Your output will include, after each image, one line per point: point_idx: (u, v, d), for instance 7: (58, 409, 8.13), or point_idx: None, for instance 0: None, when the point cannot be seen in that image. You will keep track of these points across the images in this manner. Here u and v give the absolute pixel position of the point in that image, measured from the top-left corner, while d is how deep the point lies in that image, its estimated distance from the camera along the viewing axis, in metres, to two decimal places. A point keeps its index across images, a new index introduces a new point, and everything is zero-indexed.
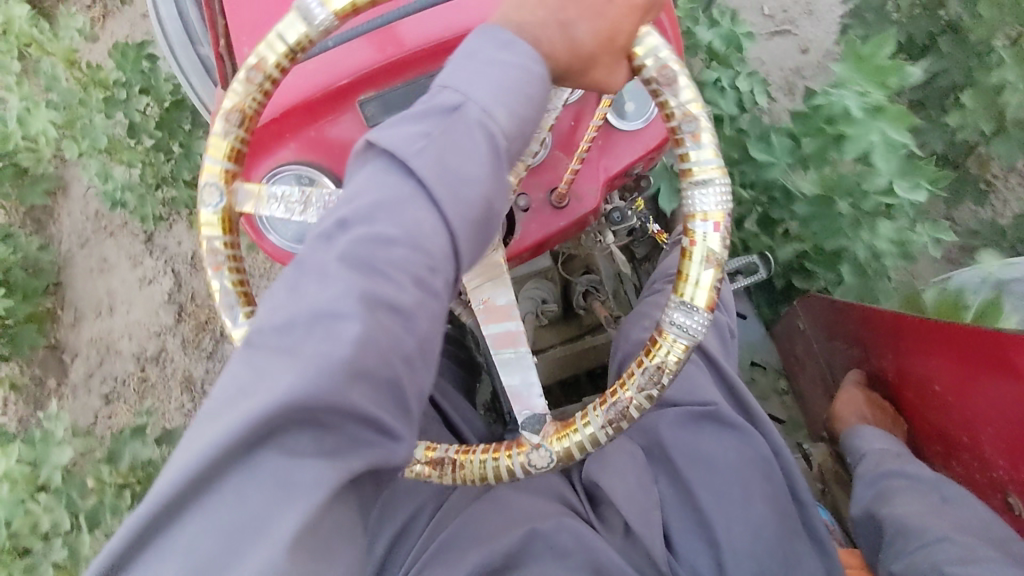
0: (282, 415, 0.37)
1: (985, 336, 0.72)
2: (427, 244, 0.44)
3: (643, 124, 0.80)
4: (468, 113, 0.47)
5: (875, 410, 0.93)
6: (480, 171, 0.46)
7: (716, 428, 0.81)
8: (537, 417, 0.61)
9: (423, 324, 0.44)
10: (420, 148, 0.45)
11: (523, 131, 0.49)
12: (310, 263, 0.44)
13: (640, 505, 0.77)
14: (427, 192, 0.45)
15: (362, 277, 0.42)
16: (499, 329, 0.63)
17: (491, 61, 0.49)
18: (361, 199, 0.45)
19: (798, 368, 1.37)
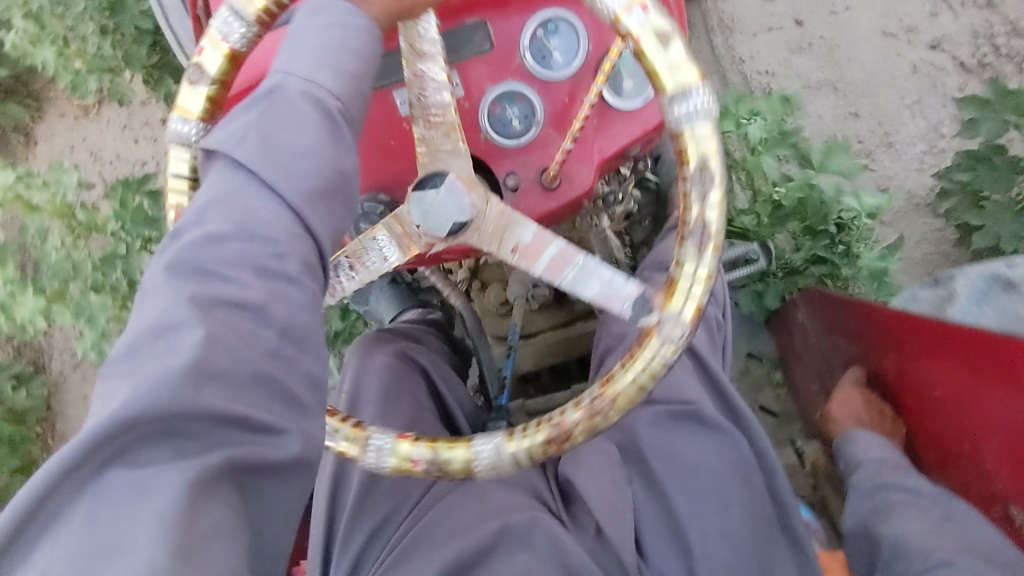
0: (136, 420, 0.38)
1: (993, 342, 0.68)
2: (266, 229, 0.45)
3: (642, 103, 0.75)
4: (290, 88, 0.49)
5: (872, 414, 0.91)
6: (310, 141, 0.48)
7: (696, 429, 0.77)
8: (639, 301, 0.56)
9: (290, 311, 0.45)
10: (242, 139, 0.47)
11: (356, 91, 0.51)
12: (153, 279, 0.45)
13: (613, 507, 0.74)
14: (258, 178, 0.46)
15: (195, 282, 0.44)
16: (548, 254, 0.58)
17: (314, 32, 0.50)
18: (199, 206, 0.47)
19: (794, 360, 1.34)
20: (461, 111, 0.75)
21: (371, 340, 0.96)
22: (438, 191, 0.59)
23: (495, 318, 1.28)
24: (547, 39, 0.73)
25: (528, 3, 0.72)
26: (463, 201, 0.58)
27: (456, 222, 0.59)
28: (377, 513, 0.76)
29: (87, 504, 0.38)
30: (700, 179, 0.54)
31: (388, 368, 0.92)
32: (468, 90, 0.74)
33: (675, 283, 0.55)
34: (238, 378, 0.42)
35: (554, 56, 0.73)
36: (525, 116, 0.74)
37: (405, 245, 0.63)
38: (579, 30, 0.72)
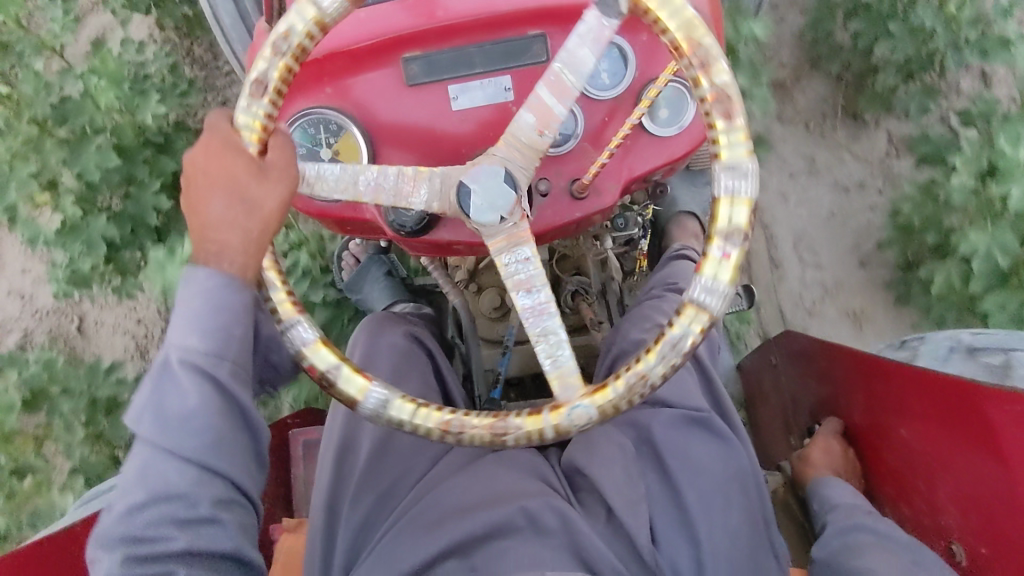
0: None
1: (963, 386, 0.74)
2: (173, 492, 0.57)
3: (676, 132, 0.81)
4: (171, 362, 0.58)
5: (838, 454, 0.98)
6: (195, 404, 0.57)
7: (703, 435, 0.84)
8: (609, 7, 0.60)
9: (209, 536, 0.58)
10: (143, 417, 0.58)
11: (229, 338, 0.58)
12: (99, 539, 0.59)
13: (627, 496, 0.78)
14: (161, 448, 0.57)
15: (125, 546, 0.57)
16: (544, 92, 0.62)
17: (190, 302, 0.58)
18: (127, 471, 0.59)
19: (760, 402, 1.41)
20: (509, 114, 0.80)
21: (386, 320, 1.02)
22: (476, 192, 0.61)
23: (487, 321, 1.32)
24: (598, 61, 0.79)
25: None
26: (488, 167, 0.62)
27: (508, 183, 0.62)
28: (382, 481, 0.82)
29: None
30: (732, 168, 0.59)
31: (399, 348, 0.97)
32: (517, 95, 0.80)
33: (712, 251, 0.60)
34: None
35: (602, 77, 0.79)
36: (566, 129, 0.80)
37: (520, 233, 0.64)
38: (628, 58, 0.78)
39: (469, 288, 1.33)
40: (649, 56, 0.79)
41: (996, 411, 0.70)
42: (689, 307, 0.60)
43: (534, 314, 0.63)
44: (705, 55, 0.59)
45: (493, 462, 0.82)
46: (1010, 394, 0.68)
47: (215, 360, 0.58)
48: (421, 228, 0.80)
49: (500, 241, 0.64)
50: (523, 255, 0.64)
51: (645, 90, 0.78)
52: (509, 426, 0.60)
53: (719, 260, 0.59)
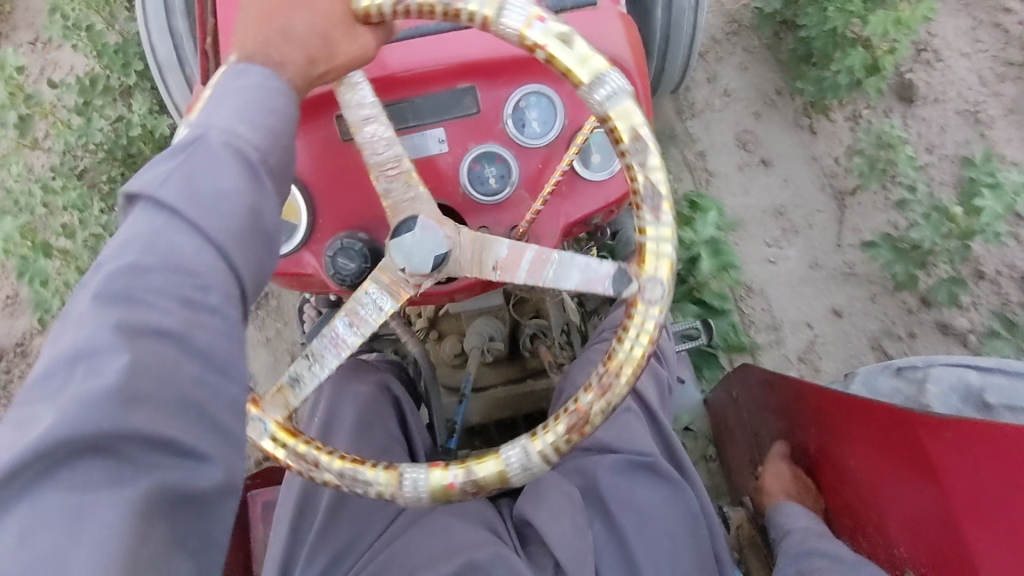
0: (56, 446, 0.39)
1: (898, 414, 0.75)
2: (189, 267, 0.48)
3: (607, 176, 0.83)
4: (210, 138, 0.53)
5: (798, 487, 0.98)
6: (232, 186, 0.51)
7: (652, 478, 0.83)
8: (618, 278, 0.63)
9: (214, 341, 0.47)
10: (166, 180, 0.49)
11: (279, 143, 0.56)
12: (66, 316, 0.45)
13: (572, 547, 0.76)
14: (182, 215, 0.49)
15: (118, 312, 0.44)
16: (527, 258, 0.67)
17: (242, 90, 0.57)
18: (120, 236, 0.48)
19: (726, 438, 1.41)
20: (445, 166, 0.81)
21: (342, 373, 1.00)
22: (412, 234, 0.66)
23: (449, 368, 1.32)
24: (527, 111, 0.81)
25: (515, 77, 0.81)
26: (437, 234, 0.66)
27: (436, 255, 0.66)
28: (339, 539, 0.80)
29: (22, 516, 0.39)
30: (658, 237, 0.61)
31: (365, 399, 0.96)
32: (451, 147, 0.82)
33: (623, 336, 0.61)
34: (166, 409, 0.44)
35: (532, 126, 0.81)
36: (502, 176, 0.81)
37: (397, 290, 0.69)
38: (557, 106, 0.80)
39: (430, 335, 1.32)
40: (578, 104, 0.82)
41: (930, 436, 0.71)
42: (589, 391, 0.61)
43: (330, 343, 0.68)
44: (637, 136, 0.61)
45: (446, 512, 0.81)
46: (938, 423, 0.70)
47: (265, 155, 0.55)
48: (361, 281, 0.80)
49: (384, 280, 0.69)
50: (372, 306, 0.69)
51: (576, 136, 0.80)
52: (355, 475, 0.63)
53: (640, 327, 0.61)
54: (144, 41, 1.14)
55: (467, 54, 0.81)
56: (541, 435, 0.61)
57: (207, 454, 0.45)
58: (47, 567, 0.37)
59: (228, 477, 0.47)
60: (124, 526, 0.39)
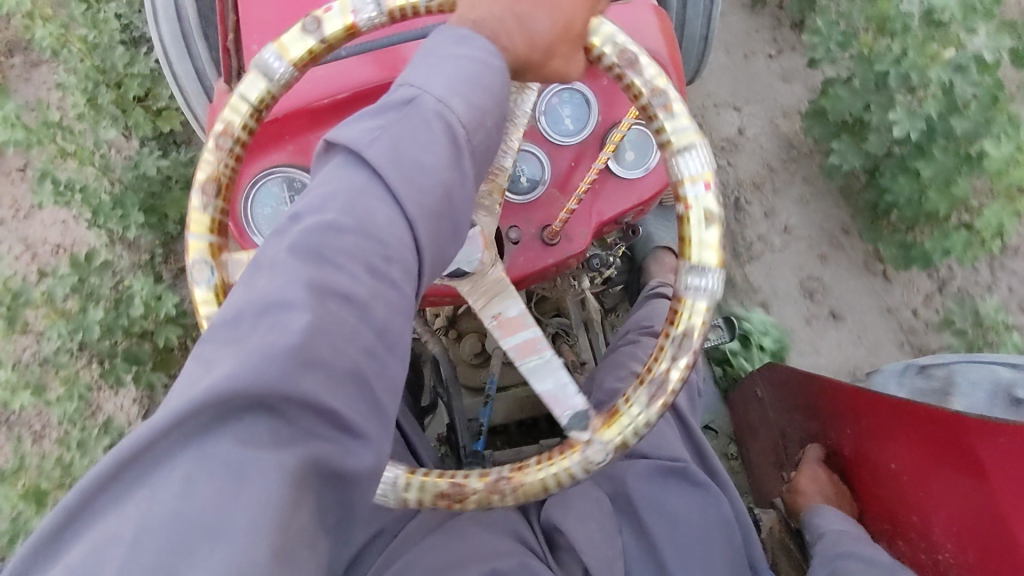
0: (228, 399, 0.35)
1: (945, 417, 0.74)
2: (380, 234, 0.43)
3: (642, 173, 0.81)
4: (421, 101, 0.47)
5: (835, 492, 0.96)
6: (434, 160, 0.46)
7: (684, 485, 0.81)
8: (580, 418, 0.61)
9: (388, 322, 0.43)
10: (374, 140, 0.45)
11: (482, 122, 0.49)
12: (257, 261, 0.43)
13: (603, 554, 0.75)
14: (382, 178, 0.44)
15: (311, 265, 0.41)
16: (517, 338, 0.64)
17: (454, 53, 0.50)
18: (315, 189, 0.45)
19: (749, 437, 1.39)
20: None
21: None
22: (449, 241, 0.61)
23: (469, 366, 1.31)
24: (561, 107, 0.79)
25: None
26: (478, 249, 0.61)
27: (460, 269, 0.62)
28: None
29: (184, 464, 0.35)
30: (701, 248, 0.59)
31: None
32: None
33: (649, 375, 0.59)
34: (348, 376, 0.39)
35: (566, 123, 0.79)
36: (534, 174, 0.79)
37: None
38: (591, 103, 0.79)
39: (449, 334, 1.30)
40: (611, 99, 0.80)
41: (983, 442, 0.70)
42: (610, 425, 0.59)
43: None
44: (659, 93, 0.60)
45: (469, 519, 0.79)
46: (992, 427, 0.69)
47: (470, 133, 0.48)
48: None
49: None
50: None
51: (610, 133, 0.78)
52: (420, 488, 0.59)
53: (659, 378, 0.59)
54: (155, 41, 1.12)
55: None
56: (569, 454, 0.59)
57: (364, 437, 0.40)
58: (204, 526, 0.34)
59: (376, 464, 0.41)
60: (282, 492, 0.35)
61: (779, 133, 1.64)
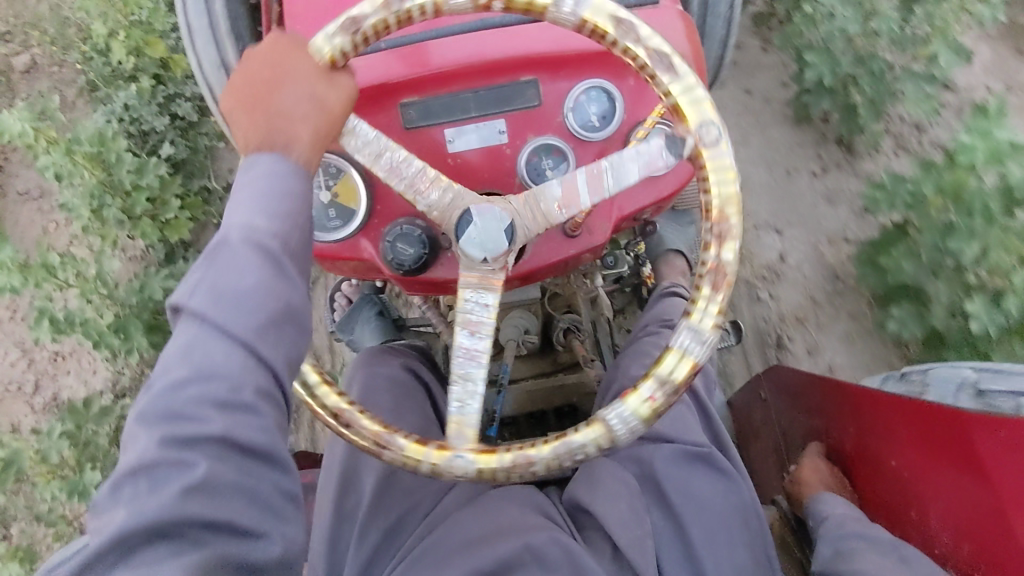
0: (127, 537, 0.50)
1: (945, 414, 0.78)
2: (220, 370, 0.54)
3: (663, 171, 0.85)
4: (231, 239, 0.57)
5: (835, 480, 0.99)
6: (254, 280, 0.56)
7: (707, 471, 0.85)
8: (672, 143, 0.65)
9: (252, 438, 0.54)
10: (194, 291, 0.56)
11: (293, 227, 0.60)
12: (131, 426, 0.55)
13: (633, 532, 0.77)
14: (210, 322, 0.55)
15: (166, 424, 0.53)
16: (581, 183, 0.66)
17: (251, 182, 0.59)
18: (167, 349, 0.56)
19: (751, 440, 1.42)
20: (502, 156, 0.83)
21: (384, 354, 1.00)
22: (475, 224, 0.65)
23: None
24: (587, 105, 0.82)
25: (577, 71, 0.83)
26: (494, 209, 0.65)
27: (505, 229, 0.65)
28: (391, 513, 0.82)
29: None
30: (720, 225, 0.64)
31: (399, 380, 0.95)
32: (511, 138, 0.83)
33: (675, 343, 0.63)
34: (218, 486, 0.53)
35: (593, 120, 0.82)
36: (559, 168, 0.82)
37: (492, 281, 0.67)
38: (616, 101, 0.82)
39: None
40: (637, 99, 0.83)
41: (978, 433, 0.73)
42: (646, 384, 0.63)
43: (466, 358, 0.67)
44: (694, 97, 0.64)
45: (500, 496, 0.82)
46: (996, 421, 0.71)
47: (281, 241, 0.58)
48: (420, 265, 0.81)
49: (473, 279, 0.67)
50: (484, 301, 0.68)
51: (635, 131, 0.81)
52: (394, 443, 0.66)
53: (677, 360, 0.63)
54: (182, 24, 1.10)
55: (529, 48, 0.83)
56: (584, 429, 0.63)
57: (252, 530, 0.54)
58: None
59: (286, 549, 0.56)
60: None
61: (823, 262, 1.63)
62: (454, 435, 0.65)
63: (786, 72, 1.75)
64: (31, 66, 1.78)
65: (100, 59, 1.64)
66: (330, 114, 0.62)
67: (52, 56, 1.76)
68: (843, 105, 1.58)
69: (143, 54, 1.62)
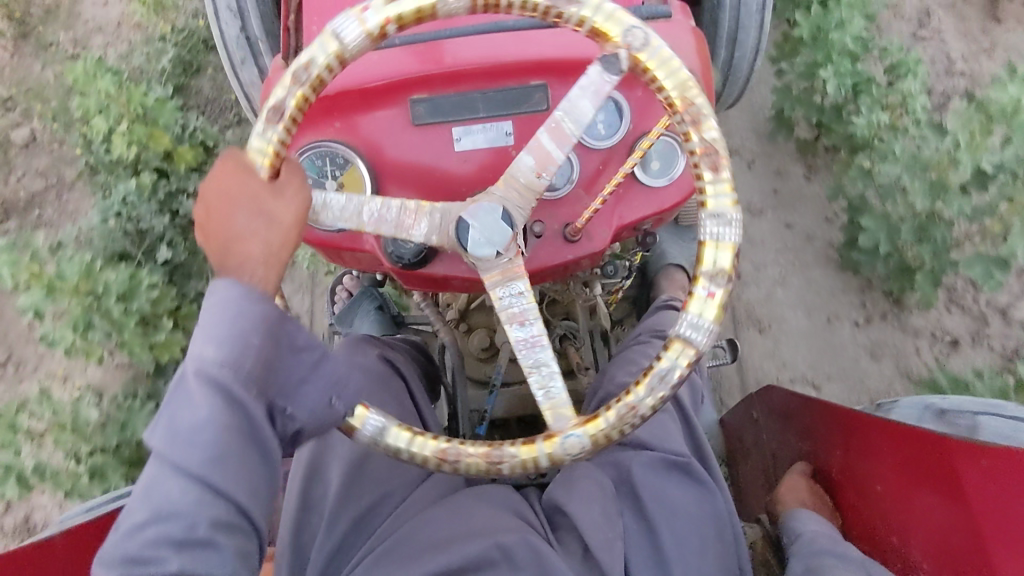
0: None
1: (931, 440, 0.77)
2: (174, 510, 0.57)
3: (665, 182, 0.85)
4: (187, 373, 0.58)
5: (813, 498, 1.00)
6: (203, 417, 0.57)
7: (682, 479, 0.84)
8: (610, 62, 0.66)
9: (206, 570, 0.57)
10: (155, 431, 0.58)
11: (246, 347, 0.58)
12: (104, 551, 0.59)
13: (603, 534, 0.78)
14: (167, 462, 0.58)
15: (124, 565, 0.57)
16: (545, 138, 0.67)
17: (207, 311, 0.58)
18: (138, 481, 0.60)
19: (740, 456, 1.42)
20: (507, 157, 0.84)
21: (362, 344, 1.00)
22: (474, 227, 0.65)
23: (476, 360, 1.35)
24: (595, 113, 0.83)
25: (586, 79, 0.84)
26: (483, 204, 0.66)
27: (502, 217, 0.66)
28: (361, 504, 0.80)
29: None
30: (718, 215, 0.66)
31: (376, 370, 0.94)
32: (517, 140, 0.84)
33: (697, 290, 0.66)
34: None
35: (599, 127, 0.83)
36: (563, 173, 0.83)
37: (514, 269, 0.67)
38: (623, 110, 0.83)
39: (459, 328, 1.34)
40: (643, 112, 0.84)
41: (962, 461, 0.73)
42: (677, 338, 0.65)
43: (528, 345, 0.68)
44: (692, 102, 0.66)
45: (472, 495, 0.82)
46: (975, 450, 0.72)
47: (231, 369, 0.58)
48: (419, 259, 0.82)
49: (496, 276, 0.67)
50: (517, 288, 0.67)
51: (638, 143, 0.82)
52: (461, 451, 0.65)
53: (704, 298, 0.65)
54: (223, 57, 1.20)
55: (541, 53, 0.84)
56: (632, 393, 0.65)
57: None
58: None
59: None
60: None
61: (823, 289, 1.63)
62: (554, 418, 0.66)
63: (830, 207, 1.67)
64: (30, 141, 1.77)
65: (101, 146, 1.62)
66: (280, 223, 0.63)
67: (53, 132, 1.77)
68: (897, 265, 1.51)
69: (147, 148, 1.59)
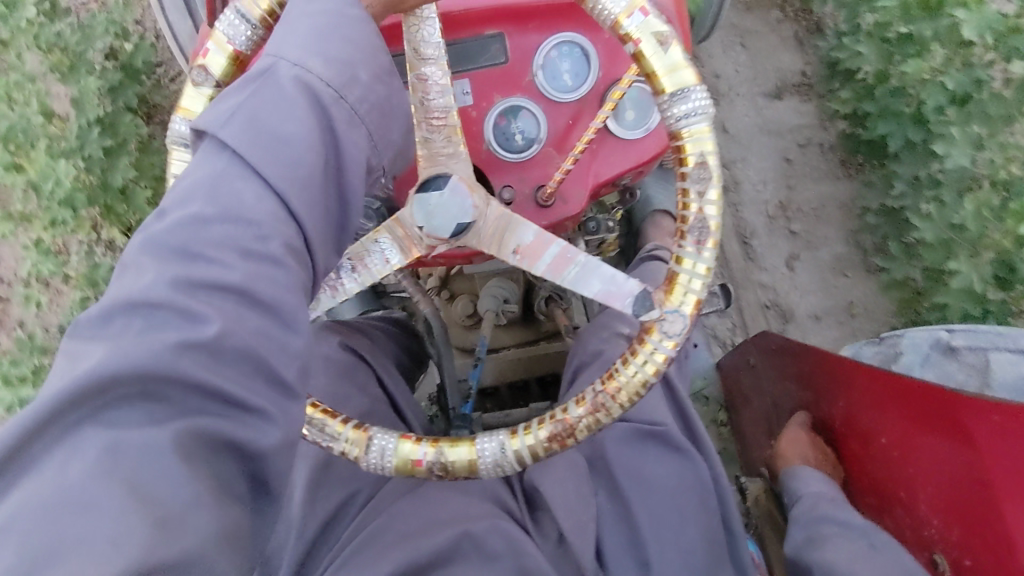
0: (86, 395, 0.39)
1: (940, 395, 0.74)
2: (250, 215, 0.47)
3: (642, 134, 0.78)
4: (280, 72, 0.51)
5: (816, 453, 0.96)
6: (297, 128, 0.50)
7: (662, 451, 0.80)
8: (640, 299, 0.60)
9: (273, 289, 0.47)
10: (231, 118, 0.49)
11: (353, 79, 0.53)
12: (118, 284, 0.45)
13: (576, 517, 0.76)
14: (243, 160, 0.49)
15: (180, 264, 0.45)
16: (550, 254, 0.63)
17: (307, 17, 0.53)
18: (180, 188, 0.49)
19: (740, 403, 1.39)
20: (468, 119, 0.76)
21: (320, 329, 0.91)
22: (436, 195, 0.60)
23: (462, 328, 1.30)
24: (560, 61, 0.75)
25: (547, 23, 0.75)
26: (467, 201, 0.61)
27: (459, 223, 0.61)
28: (327, 506, 0.75)
29: None
30: (698, 157, 0.58)
31: (336, 367, 0.86)
32: (476, 99, 0.76)
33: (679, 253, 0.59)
34: (168, 508, 0.39)
35: (565, 78, 0.76)
36: (528, 131, 0.76)
37: (407, 247, 0.65)
38: (591, 58, 0.75)
39: (442, 295, 1.29)
40: (613, 55, 0.76)
41: (973, 418, 0.70)
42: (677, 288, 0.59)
43: (329, 286, 0.64)
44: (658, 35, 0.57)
45: (442, 486, 0.78)
46: (985, 406, 0.68)
47: (335, 91, 0.52)
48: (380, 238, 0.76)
49: (395, 229, 0.64)
50: (389, 254, 0.65)
51: (609, 92, 0.74)
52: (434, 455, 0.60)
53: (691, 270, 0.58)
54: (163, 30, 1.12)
55: None
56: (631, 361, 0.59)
57: (262, 411, 0.45)
58: None
59: None
60: None
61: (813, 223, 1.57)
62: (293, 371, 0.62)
63: None
64: None
65: None
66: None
67: None
68: None
69: None
